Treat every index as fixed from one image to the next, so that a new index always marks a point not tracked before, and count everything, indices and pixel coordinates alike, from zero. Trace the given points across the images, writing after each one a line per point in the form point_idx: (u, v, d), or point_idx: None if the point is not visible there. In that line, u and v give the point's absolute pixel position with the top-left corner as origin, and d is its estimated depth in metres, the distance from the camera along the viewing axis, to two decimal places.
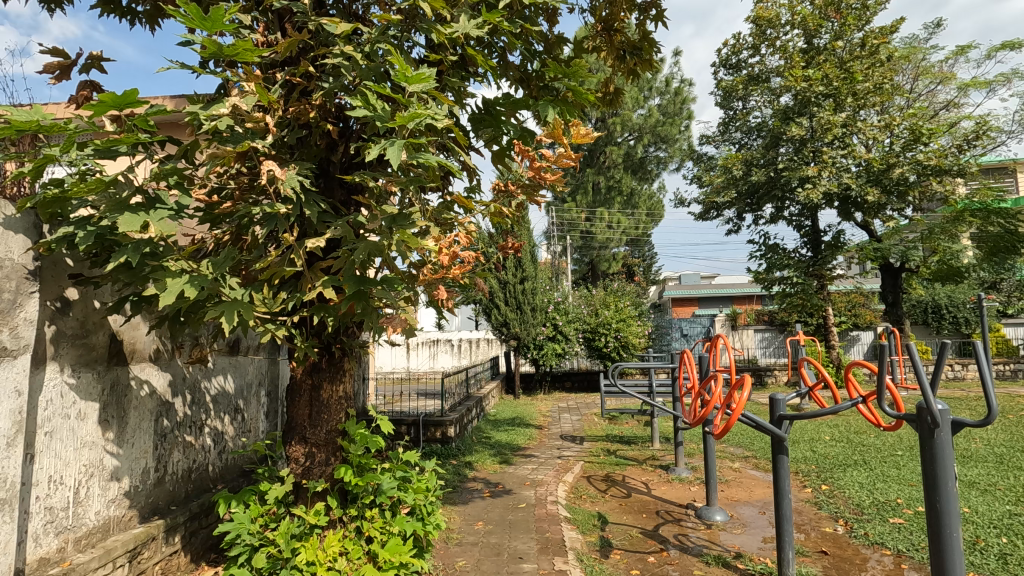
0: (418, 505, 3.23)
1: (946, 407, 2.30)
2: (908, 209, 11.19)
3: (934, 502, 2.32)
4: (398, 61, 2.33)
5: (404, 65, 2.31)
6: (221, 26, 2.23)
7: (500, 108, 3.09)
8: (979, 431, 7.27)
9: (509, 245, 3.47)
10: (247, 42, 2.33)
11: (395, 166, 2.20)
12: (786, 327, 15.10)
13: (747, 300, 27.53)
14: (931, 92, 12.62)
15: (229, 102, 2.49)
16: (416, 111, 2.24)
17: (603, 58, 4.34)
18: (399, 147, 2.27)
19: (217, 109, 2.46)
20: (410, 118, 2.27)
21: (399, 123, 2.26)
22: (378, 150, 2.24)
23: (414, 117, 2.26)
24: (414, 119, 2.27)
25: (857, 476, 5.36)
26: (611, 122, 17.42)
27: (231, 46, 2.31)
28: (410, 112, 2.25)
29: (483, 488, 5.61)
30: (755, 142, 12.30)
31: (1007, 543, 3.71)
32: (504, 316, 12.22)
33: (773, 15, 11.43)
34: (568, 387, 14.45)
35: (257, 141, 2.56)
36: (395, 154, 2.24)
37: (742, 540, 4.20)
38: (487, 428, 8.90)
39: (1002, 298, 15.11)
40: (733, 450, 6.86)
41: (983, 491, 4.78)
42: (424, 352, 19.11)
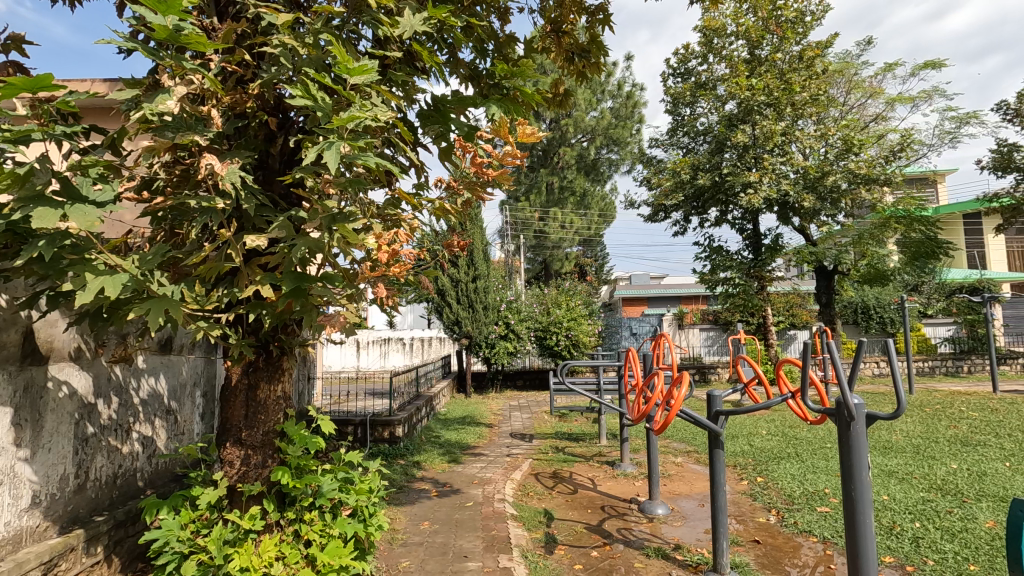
0: (360, 506, 3.18)
1: (862, 401, 2.46)
2: (840, 215, 11.88)
3: (850, 491, 2.47)
4: (339, 51, 2.27)
5: (345, 58, 2.26)
6: (176, 12, 2.12)
7: (448, 106, 3.03)
8: (899, 424, 7.79)
9: (456, 243, 3.43)
10: (201, 35, 2.22)
11: (332, 168, 2.13)
12: (729, 327, 15.69)
13: (694, 300, 28.45)
14: (862, 105, 13.40)
15: (175, 93, 2.33)
16: (354, 113, 2.18)
17: (553, 59, 4.38)
18: (337, 150, 2.20)
19: (161, 100, 2.30)
20: (348, 120, 2.20)
21: (337, 125, 2.19)
22: (315, 150, 2.17)
23: (353, 119, 2.20)
24: (353, 121, 2.21)
25: (789, 468, 5.63)
26: (565, 123, 17.64)
27: (184, 36, 2.19)
28: (348, 115, 2.19)
29: (430, 488, 5.56)
30: (702, 147, 12.72)
31: (920, 527, 3.99)
32: (456, 314, 12.18)
33: (719, 25, 11.86)
34: (519, 385, 14.52)
35: (193, 131, 2.44)
36: (332, 156, 2.16)
37: (681, 532, 4.34)
38: (437, 427, 8.83)
39: (923, 300, 16.25)
40: (676, 445, 7.08)
41: (901, 479, 5.13)
42: (375, 351, 18.88)
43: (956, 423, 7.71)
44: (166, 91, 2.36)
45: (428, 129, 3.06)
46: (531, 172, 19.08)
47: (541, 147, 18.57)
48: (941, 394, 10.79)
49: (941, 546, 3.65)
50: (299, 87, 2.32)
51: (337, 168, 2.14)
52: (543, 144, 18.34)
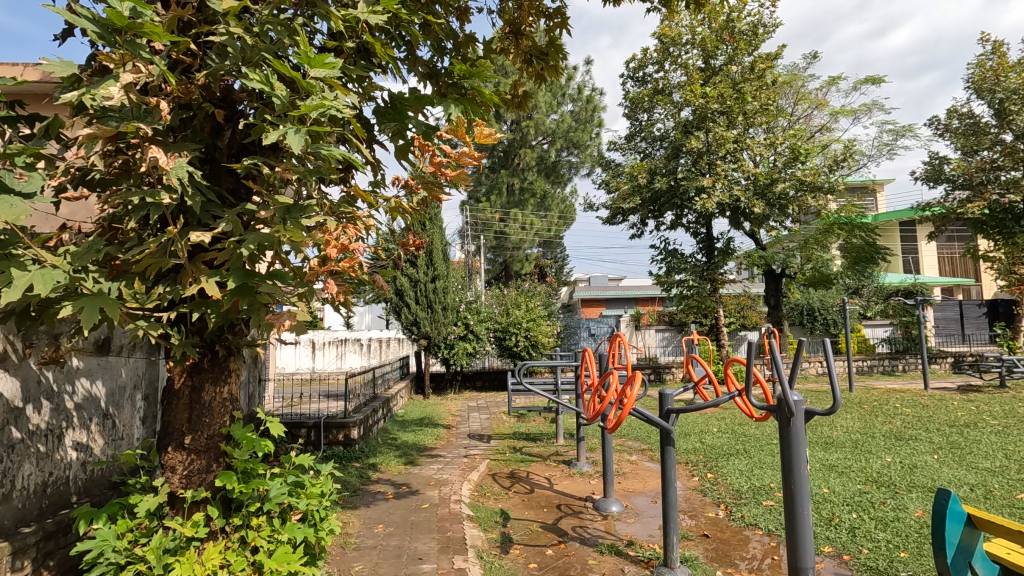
0: (311, 510, 3.10)
1: (801, 398, 2.58)
2: (787, 221, 12.40)
3: (790, 484, 2.58)
4: (301, 41, 2.24)
5: (310, 48, 2.24)
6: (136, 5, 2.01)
7: (405, 103, 3.00)
8: (839, 420, 8.17)
9: (412, 243, 3.39)
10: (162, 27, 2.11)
11: (298, 150, 2.05)
12: (683, 328, 16.11)
13: (651, 301, 29.06)
14: (808, 116, 14.00)
15: (122, 80, 2.23)
16: (320, 101, 2.16)
17: (512, 60, 4.39)
18: (301, 134, 2.13)
19: (106, 87, 2.19)
20: (314, 108, 2.17)
21: (301, 112, 2.15)
22: (278, 136, 2.11)
23: (318, 108, 2.18)
24: (318, 110, 2.19)
25: (737, 464, 5.83)
26: (525, 125, 17.72)
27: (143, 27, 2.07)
28: (314, 103, 2.16)
29: (386, 490, 5.49)
30: (658, 152, 13.03)
31: (856, 518, 4.20)
32: (414, 314, 12.08)
33: (675, 34, 12.18)
34: (478, 386, 14.49)
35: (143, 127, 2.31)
36: (298, 141, 2.10)
37: (635, 528, 4.43)
38: (394, 429, 8.71)
39: (862, 302, 17.16)
40: (631, 443, 7.22)
41: (840, 473, 5.38)
42: (331, 352, 18.50)
43: (891, 419, 8.16)
44: (112, 78, 2.24)
45: (384, 125, 3.01)
46: (492, 173, 19.11)
47: (502, 148, 18.61)
48: (878, 391, 11.39)
49: (875, 535, 3.85)
50: (256, 74, 2.24)
51: (303, 153, 2.10)
52: (503, 145, 18.38)
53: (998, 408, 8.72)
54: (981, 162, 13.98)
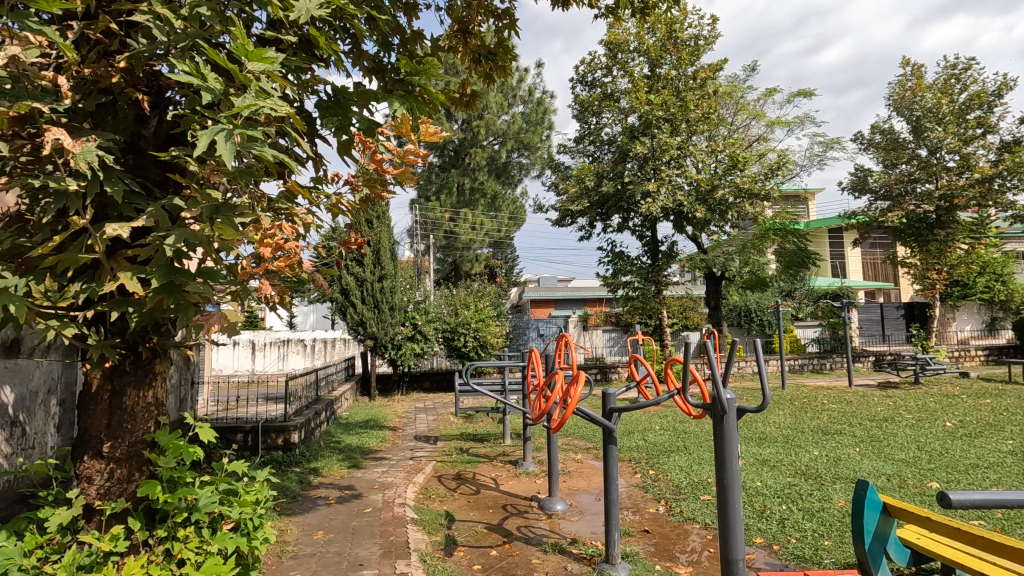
0: (243, 519, 2.96)
1: (733, 397, 2.69)
2: (727, 226, 12.93)
3: (722, 479, 2.69)
4: (239, 31, 2.11)
5: (247, 39, 2.11)
6: None
7: (350, 97, 2.86)
8: (772, 416, 8.59)
9: (354, 240, 3.27)
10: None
11: (223, 158, 1.90)
12: (629, 328, 16.50)
13: (598, 302, 29.56)
14: (746, 126, 14.63)
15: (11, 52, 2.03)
16: (253, 101, 2.01)
17: (460, 59, 4.36)
18: (230, 138, 1.99)
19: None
20: (246, 108, 2.03)
21: (232, 112, 2.00)
22: (205, 135, 1.95)
23: (251, 107, 2.03)
24: (250, 110, 2.04)
25: (678, 460, 6.02)
26: (476, 125, 17.70)
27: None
28: (246, 102, 2.01)
29: (328, 495, 5.32)
30: (606, 156, 13.30)
31: (785, 509, 4.42)
32: (361, 314, 11.84)
33: (623, 40, 12.46)
34: (426, 387, 14.31)
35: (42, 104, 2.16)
36: (225, 145, 1.95)
37: (578, 526, 4.49)
38: (337, 432, 8.48)
39: (795, 304, 18.15)
40: (577, 442, 7.32)
41: (772, 466, 5.65)
42: (273, 354, 17.88)
43: (819, 415, 8.64)
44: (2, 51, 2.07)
45: (327, 119, 2.88)
46: (442, 172, 18.96)
47: (452, 147, 18.50)
48: (808, 389, 12.02)
49: (802, 525, 4.06)
50: (188, 64, 2.11)
51: (231, 157, 1.93)
52: (454, 144, 18.28)
53: (912, 403, 9.40)
54: (900, 174, 15.06)
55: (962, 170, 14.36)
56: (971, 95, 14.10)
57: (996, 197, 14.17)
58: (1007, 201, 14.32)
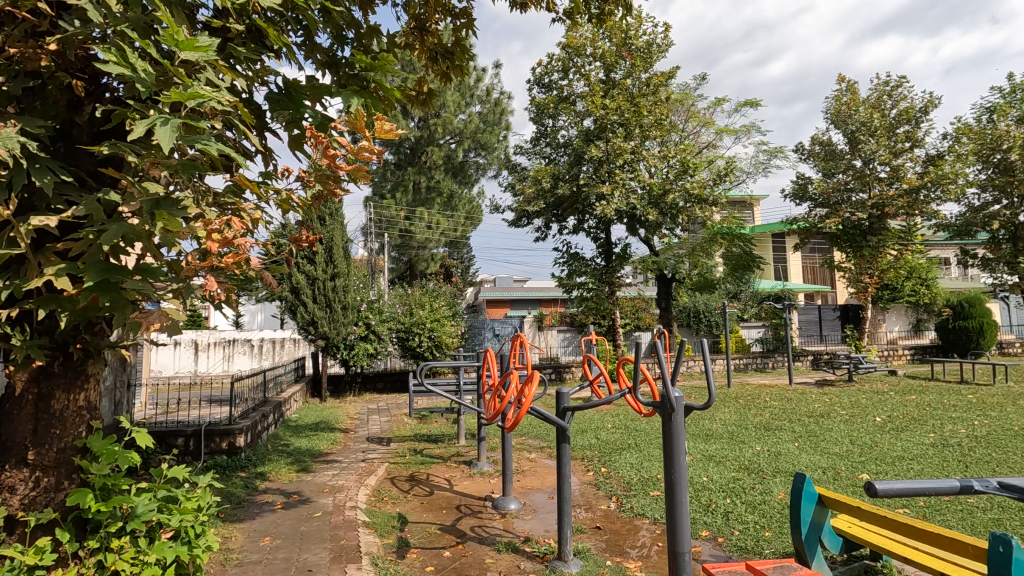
0: (185, 527, 2.79)
1: (681, 395, 2.77)
2: (678, 229, 13.32)
3: (670, 474, 2.77)
4: (166, 18, 1.98)
5: (176, 28, 1.97)
6: None
7: (303, 91, 2.78)
8: (719, 413, 8.91)
9: (305, 237, 3.16)
10: None
11: (164, 146, 1.80)
12: (583, 328, 16.74)
13: (553, 302, 29.84)
14: (697, 133, 15.11)
15: None
16: (198, 91, 1.92)
17: (416, 56, 4.32)
18: (173, 127, 1.89)
19: None
20: (190, 97, 1.93)
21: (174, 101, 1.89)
22: (144, 124, 1.84)
23: (195, 97, 1.93)
24: (195, 100, 1.94)
25: (628, 458, 6.16)
26: (432, 123, 17.57)
27: None
28: (190, 91, 1.92)
29: (275, 500, 5.17)
30: (562, 158, 13.46)
31: (729, 503, 4.59)
32: (312, 314, 11.55)
33: (580, 45, 12.64)
34: (379, 388, 14.07)
35: None
36: (167, 134, 1.85)
37: (531, 525, 4.52)
38: (286, 435, 8.23)
39: (740, 306, 18.88)
40: (531, 441, 7.37)
41: (717, 462, 5.86)
42: (217, 355, 17.19)
43: (761, 411, 9.02)
44: None
45: (277, 113, 2.78)
46: (398, 169, 18.72)
47: (408, 145, 18.28)
48: (752, 387, 12.52)
49: (745, 518, 4.23)
50: (114, 52, 1.99)
51: (172, 146, 1.82)
52: (410, 142, 18.09)
53: (846, 400, 9.94)
54: (836, 183, 15.90)
55: (892, 181, 15.31)
56: (900, 111, 15.06)
57: (922, 207, 15.18)
58: (932, 210, 15.36)
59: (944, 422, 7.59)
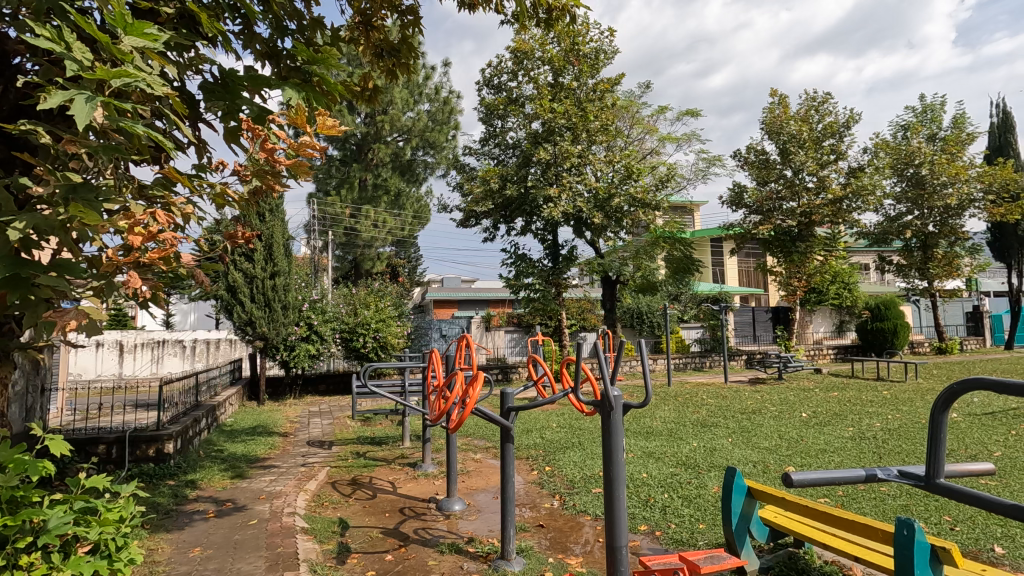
0: (104, 540, 2.67)
1: (619, 393, 2.85)
2: (622, 232, 13.68)
3: (608, 471, 2.85)
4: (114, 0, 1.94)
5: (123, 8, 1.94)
6: None
7: (240, 82, 2.65)
8: (659, 411, 9.21)
9: (240, 235, 2.99)
10: None
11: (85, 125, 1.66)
12: (530, 329, 16.85)
13: (501, 303, 29.93)
14: (641, 139, 15.54)
15: None
16: (125, 69, 1.80)
17: (361, 52, 4.24)
18: (95, 107, 1.75)
19: None
20: (115, 76, 1.80)
21: (97, 78, 1.76)
22: (63, 100, 1.71)
23: (121, 76, 1.81)
24: (122, 79, 1.82)
25: (572, 456, 6.27)
26: (379, 120, 17.30)
27: None
28: (115, 69, 1.79)
29: (206, 508, 4.94)
30: (511, 160, 13.57)
31: (667, 497, 4.76)
32: (249, 314, 11.12)
33: (529, 48, 12.76)
34: (321, 390, 13.66)
35: None
36: (87, 114, 1.72)
37: (475, 525, 4.53)
38: (220, 439, 7.87)
39: (680, 308, 19.60)
40: (477, 442, 7.38)
41: (657, 458, 6.06)
42: (145, 356, 16.25)
43: (699, 409, 9.41)
44: None
45: (212, 103, 2.64)
46: (343, 166, 18.30)
47: (354, 142, 17.88)
48: (691, 386, 13.02)
49: (681, 511, 4.40)
50: (48, 28, 1.88)
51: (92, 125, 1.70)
52: (356, 138, 17.70)
53: (776, 397, 10.51)
54: (769, 192, 16.78)
55: (818, 191, 16.29)
56: (826, 125, 16.04)
57: (845, 215, 16.24)
58: (854, 219, 16.47)
59: (862, 416, 8.15)
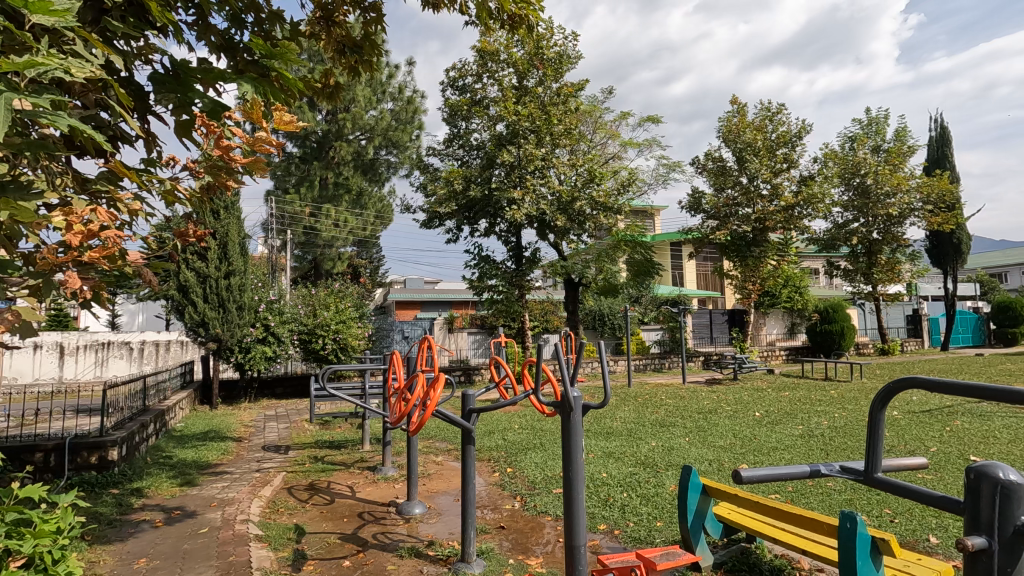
0: (39, 553, 2.53)
1: (579, 394, 2.89)
2: (585, 235, 13.85)
3: (567, 472, 2.88)
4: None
5: None
6: None
7: (192, 73, 2.53)
8: (619, 412, 9.35)
9: (192, 232, 2.85)
10: None
11: None
12: (494, 330, 16.86)
13: (464, 305, 29.82)
14: (604, 144, 15.78)
15: None
16: (36, 58, 1.56)
17: (322, 48, 4.15)
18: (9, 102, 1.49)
19: None
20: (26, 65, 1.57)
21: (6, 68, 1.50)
22: None
23: (33, 65, 1.57)
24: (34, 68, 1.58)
25: (534, 457, 6.29)
26: (341, 117, 17.01)
27: None
28: (25, 58, 1.55)
29: (153, 517, 4.73)
30: (475, 161, 13.57)
31: (626, 496, 4.84)
32: (202, 314, 10.73)
33: (494, 50, 12.79)
34: (278, 394, 13.30)
35: None
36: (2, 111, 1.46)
37: (436, 528, 4.50)
38: (169, 445, 7.56)
39: (641, 310, 19.97)
40: (438, 444, 7.32)
41: (616, 458, 6.16)
42: (89, 359, 15.49)
43: (658, 409, 9.60)
44: None
45: (162, 95, 2.51)
46: (303, 163, 17.92)
47: (314, 139, 17.53)
48: (650, 386, 13.28)
49: (639, 510, 4.48)
50: None
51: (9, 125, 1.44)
52: (316, 135, 17.36)
53: (731, 397, 10.83)
54: (726, 198, 17.34)
55: (772, 198, 16.90)
56: (779, 135, 16.66)
57: (796, 222, 16.89)
58: (804, 226, 17.15)
59: (811, 415, 8.49)
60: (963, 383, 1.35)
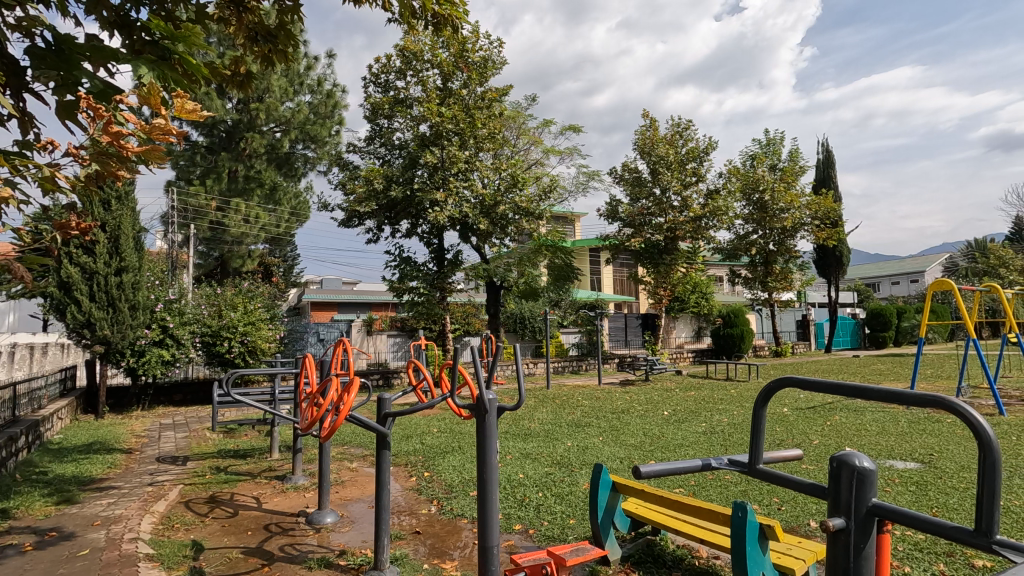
0: None
1: (494, 396, 2.92)
2: (507, 240, 14.00)
3: (482, 474, 2.90)
4: None
5: None
6: None
7: (79, 51, 2.31)
8: (537, 414, 9.52)
9: (75, 225, 2.53)
10: None
11: None
12: (414, 333, 16.60)
13: (384, 306, 29.15)
14: (527, 150, 16.07)
15: None
16: None
17: (232, 33, 3.89)
18: None
19: None
20: None
21: None
22: None
23: None
24: None
25: (451, 461, 6.26)
26: (253, 107, 16.09)
27: None
28: None
29: (22, 541, 4.23)
30: (396, 161, 13.33)
31: (541, 496, 4.94)
32: (87, 314, 9.75)
33: (417, 49, 12.67)
34: (176, 400, 12.34)
35: None
36: None
37: (348, 537, 4.36)
38: (43, 460, 6.77)
39: (560, 314, 20.45)
40: (353, 450, 7.11)
41: (532, 459, 6.26)
42: None
43: (574, 410, 9.87)
44: None
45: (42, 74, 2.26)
46: (209, 154, 16.78)
47: (223, 129, 16.48)
48: (568, 388, 13.61)
49: (553, 509, 4.59)
50: None
51: None
52: (225, 125, 16.32)
53: (642, 397, 11.36)
54: (641, 208, 18.26)
55: (682, 209, 17.94)
56: (689, 150, 17.71)
57: (703, 232, 17.99)
58: (710, 236, 18.31)
59: (712, 413, 9.10)
60: (833, 383, 1.53)
